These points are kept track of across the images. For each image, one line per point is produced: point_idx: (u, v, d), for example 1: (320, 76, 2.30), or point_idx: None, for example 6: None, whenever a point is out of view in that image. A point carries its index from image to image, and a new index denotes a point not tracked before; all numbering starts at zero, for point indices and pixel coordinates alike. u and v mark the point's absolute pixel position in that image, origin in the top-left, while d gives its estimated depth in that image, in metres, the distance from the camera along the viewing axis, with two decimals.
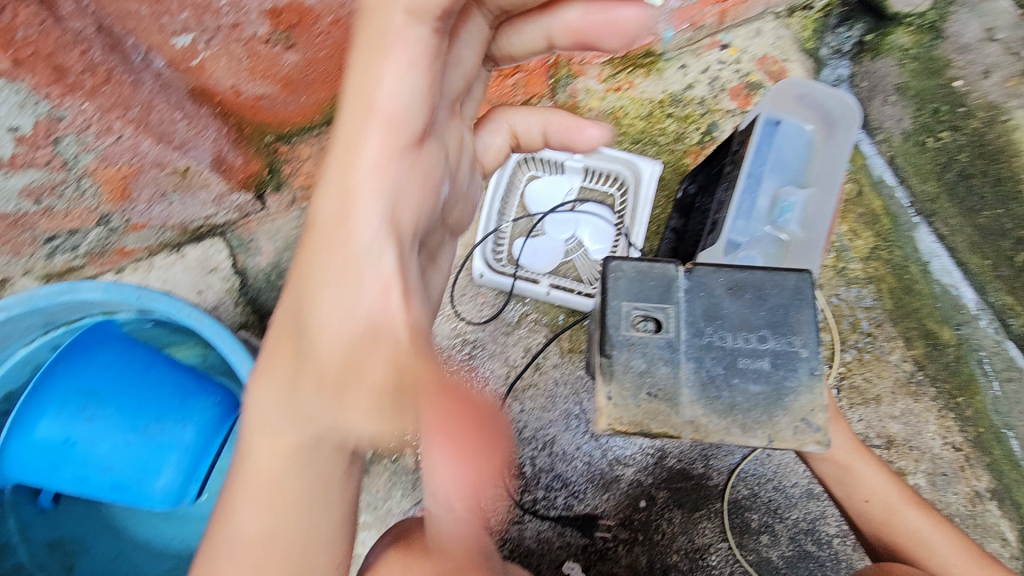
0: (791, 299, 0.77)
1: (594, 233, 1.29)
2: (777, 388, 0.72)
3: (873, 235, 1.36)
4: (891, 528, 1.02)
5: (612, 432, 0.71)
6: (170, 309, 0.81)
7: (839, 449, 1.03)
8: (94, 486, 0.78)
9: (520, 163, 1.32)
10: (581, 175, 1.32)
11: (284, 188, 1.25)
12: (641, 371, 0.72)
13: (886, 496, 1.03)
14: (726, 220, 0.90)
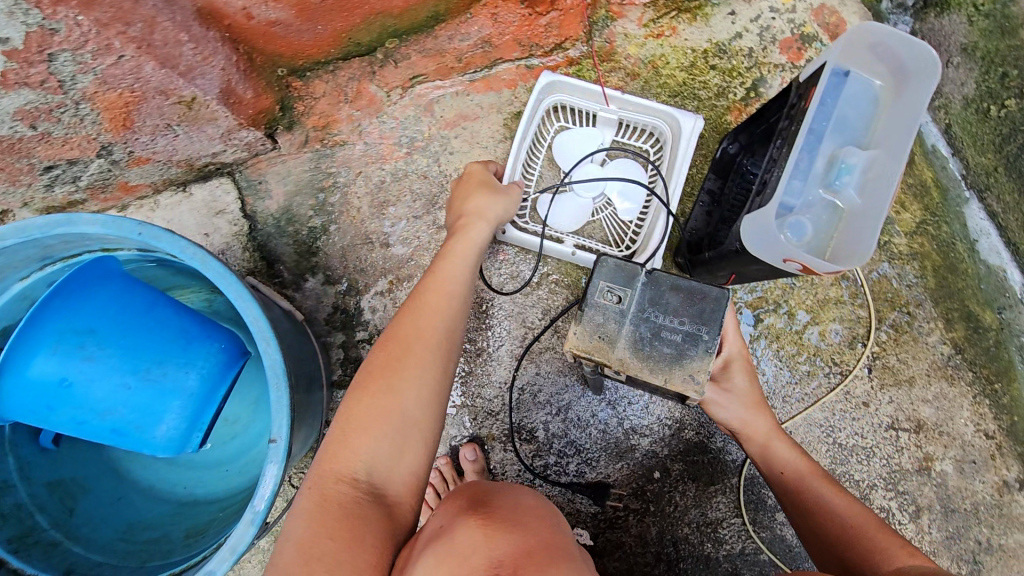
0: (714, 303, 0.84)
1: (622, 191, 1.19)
2: (680, 353, 0.83)
3: (920, 208, 1.26)
4: (807, 501, 0.94)
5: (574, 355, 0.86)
6: (174, 248, 0.75)
7: (746, 424, 1.01)
8: (92, 429, 0.74)
9: (549, 113, 1.23)
10: (613, 129, 1.23)
11: (297, 128, 1.21)
12: (597, 322, 0.85)
13: (797, 469, 0.97)
14: (782, 180, 0.83)
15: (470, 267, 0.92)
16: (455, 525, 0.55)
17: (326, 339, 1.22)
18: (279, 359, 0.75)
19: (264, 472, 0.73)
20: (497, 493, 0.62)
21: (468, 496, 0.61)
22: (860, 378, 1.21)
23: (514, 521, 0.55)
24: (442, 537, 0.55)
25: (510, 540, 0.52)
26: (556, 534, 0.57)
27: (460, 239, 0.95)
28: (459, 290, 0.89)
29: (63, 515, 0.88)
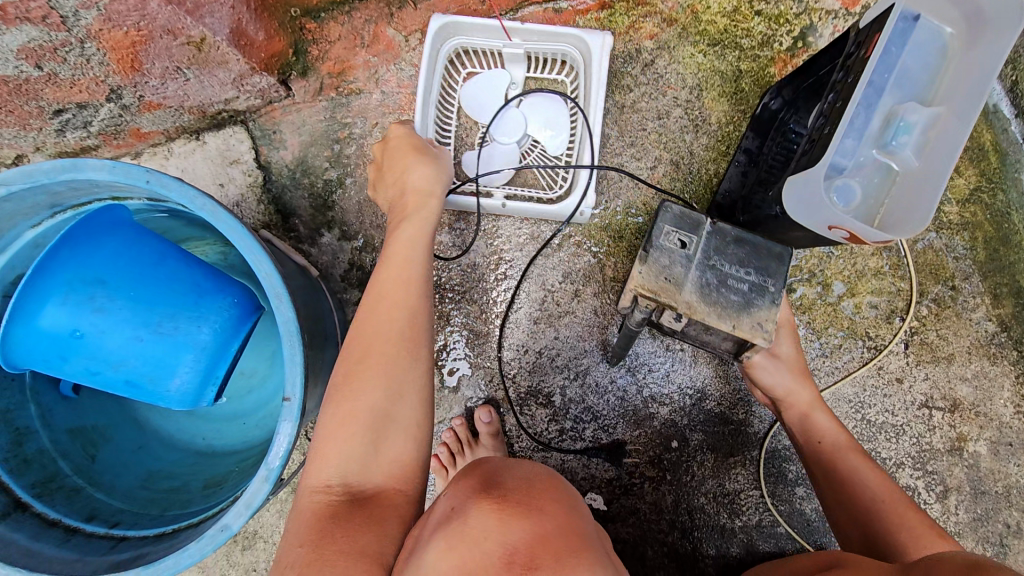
0: (778, 255, 0.83)
1: (550, 134, 1.13)
2: (747, 301, 0.80)
3: (975, 173, 1.18)
4: (839, 474, 0.90)
5: (637, 296, 0.80)
6: (183, 197, 0.71)
7: (789, 394, 0.97)
8: (107, 381, 0.73)
9: (456, 58, 1.17)
10: (522, 65, 1.17)
11: (312, 74, 1.17)
12: (663, 264, 0.80)
13: (834, 443, 0.93)
14: (835, 138, 0.76)
15: (420, 246, 0.86)
16: (467, 506, 0.53)
17: (342, 296, 1.20)
18: (292, 316, 0.72)
19: (279, 430, 0.72)
20: (507, 469, 0.59)
21: (480, 474, 0.59)
22: (895, 354, 1.15)
23: (527, 501, 0.53)
24: (454, 516, 0.53)
25: (524, 528, 0.50)
26: (574, 516, 0.54)
27: (409, 222, 0.88)
28: (419, 274, 0.83)
29: (85, 462, 0.89)
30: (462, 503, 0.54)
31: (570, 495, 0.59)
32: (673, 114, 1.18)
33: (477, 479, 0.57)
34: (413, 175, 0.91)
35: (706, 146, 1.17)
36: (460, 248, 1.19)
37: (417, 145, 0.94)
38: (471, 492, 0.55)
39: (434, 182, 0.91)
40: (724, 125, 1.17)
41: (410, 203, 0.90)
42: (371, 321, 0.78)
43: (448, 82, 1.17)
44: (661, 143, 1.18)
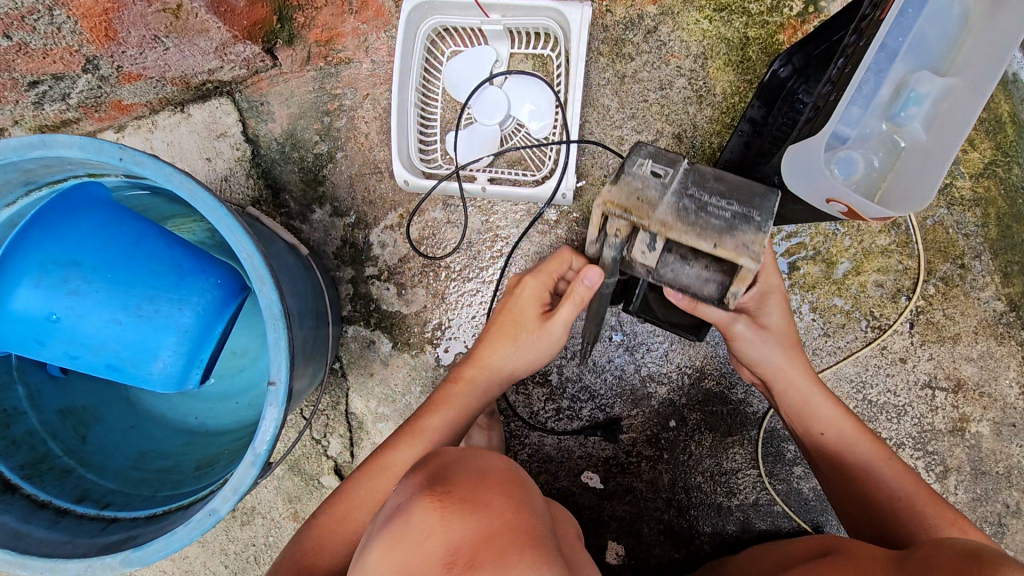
0: (760, 193, 0.76)
1: (534, 113, 1.08)
2: (731, 226, 0.73)
3: (991, 146, 1.13)
4: (851, 464, 0.89)
5: (604, 216, 0.74)
6: (159, 175, 0.68)
7: (779, 369, 0.94)
8: (89, 365, 0.71)
9: (438, 36, 1.12)
10: (507, 41, 1.11)
11: (298, 42, 1.11)
12: (636, 187, 0.75)
13: (841, 432, 0.91)
14: (841, 105, 0.71)
15: (549, 339, 0.91)
16: (411, 505, 0.47)
17: (335, 274, 1.17)
18: (274, 300, 0.70)
19: (264, 415, 0.71)
20: (459, 462, 0.53)
21: (431, 470, 0.52)
22: (899, 333, 1.13)
23: (476, 497, 0.46)
24: (399, 514, 0.47)
25: (468, 525, 0.43)
26: (526, 510, 0.47)
27: (514, 304, 0.93)
28: (524, 366, 0.94)
29: (75, 443, 0.88)
30: (408, 500, 0.48)
31: (526, 487, 0.51)
32: (676, 84, 1.13)
33: (426, 476, 0.51)
34: (524, 301, 0.92)
35: (710, 118, 1.12)
36: (454, 224, 1.16)
37: (537, 283, 0.91)
38: (417, 491, 0.49)
39: (535, 284, 0.91)
40: (730, 96, 1.12)
41: (522, 313, 0.92)
42: (461, 392, 0.93)
43: (428, 55, 1.12)
44: (663, 115, 1.13)
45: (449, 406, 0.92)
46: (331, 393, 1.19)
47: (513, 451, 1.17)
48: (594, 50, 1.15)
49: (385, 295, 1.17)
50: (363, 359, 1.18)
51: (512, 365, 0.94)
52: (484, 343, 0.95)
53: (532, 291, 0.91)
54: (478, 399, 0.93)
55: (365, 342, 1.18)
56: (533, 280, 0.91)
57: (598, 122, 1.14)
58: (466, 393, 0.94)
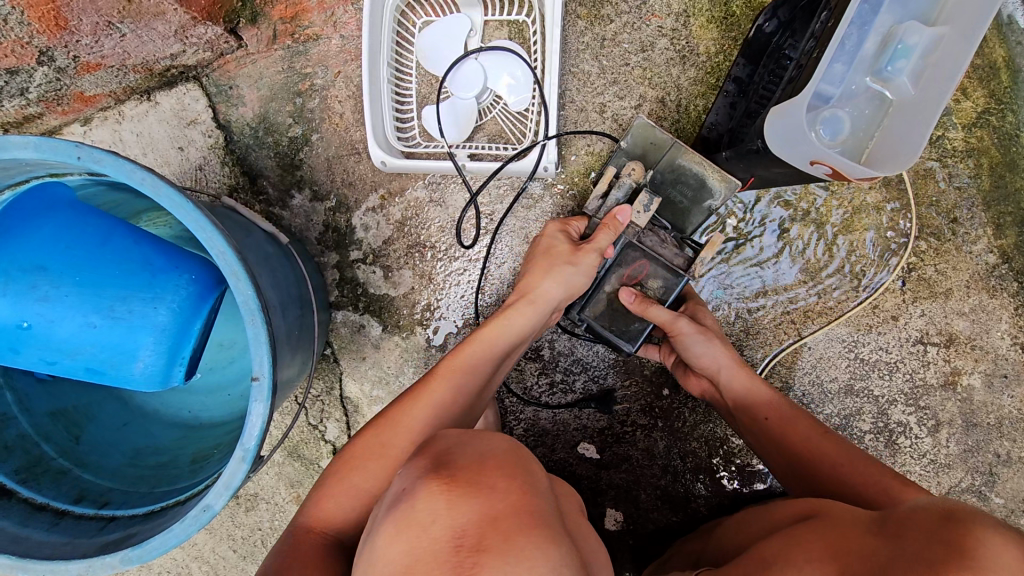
0: (695, 210, 0.99)
1: (511, 86, 1.05)
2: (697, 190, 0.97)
3: (984, 94, 1.10)
4: (797, 445, 0.89)
5: (645, 122, 0.97)
6: (120, 172, 0.66)
7: (721, 365, 0.98)
8: (66, 370, 0.70)
9: (410, 7, 1.07)
10: (482, 8, 1.07)
11: (262, 21, 1.08)
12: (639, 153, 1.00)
13: (782, 414, 0.92)
14: (823, 63, 0.69)
15: (579, 270, 0.95)
16: (415, 487, 0.43)
17: (319, 260, 1.16)
18: (251, 295, 0.69)
19: (251, 411, 0.70)
20: (464, 443, 0.48)
21: (433, 452, 0.48)
22: (890, 291, 1.12)
23: (481, 479, 0.42)
24: (401, 498, 0.44)
25: (473, 508, 0.40)
26: (531, 491, 0.44)
27: (545, 249, 1.00)
28: (558, 293, 0.96)
29: (69, 444, 0.88)
30: (411, 483, 0.44)
31: (529, 464, 0.48)
32: (658, 45, 1.09)
33: (428, 458, 0.47)
34: (558, 237, 1.00)
35: (694, 79, 1.09)
36: (437, 203, 1.14)
37: (572, 227, 1.02)
38: (418, 473, 0.45)
39: (567, 227, 1.02)
40: (714, 55, 1.08)
41: (556, 245, 0.99)
42: (502, 325, 0.94)
43: (398, 27, 1.08)
44: (646, 78, 1.10)
45: (480, 340, 0.92)
46: (324, 379, 1.19)
47: (508, 426, 1.18)
48: (571, 13, 1.10)
49: (372, 279, 1.16)
50: (354, 343, 1.17)
51: (547, 291, 0.95)
52: (527, 275, 0.99)
53: (565, 232, 1.02)
54: (499, 346, 0.92)
55: (356, 327, 1.17)
56: (565, 224, 1.03)
57: (579, 89, 1.11)
58: (500, 329, 0.93)
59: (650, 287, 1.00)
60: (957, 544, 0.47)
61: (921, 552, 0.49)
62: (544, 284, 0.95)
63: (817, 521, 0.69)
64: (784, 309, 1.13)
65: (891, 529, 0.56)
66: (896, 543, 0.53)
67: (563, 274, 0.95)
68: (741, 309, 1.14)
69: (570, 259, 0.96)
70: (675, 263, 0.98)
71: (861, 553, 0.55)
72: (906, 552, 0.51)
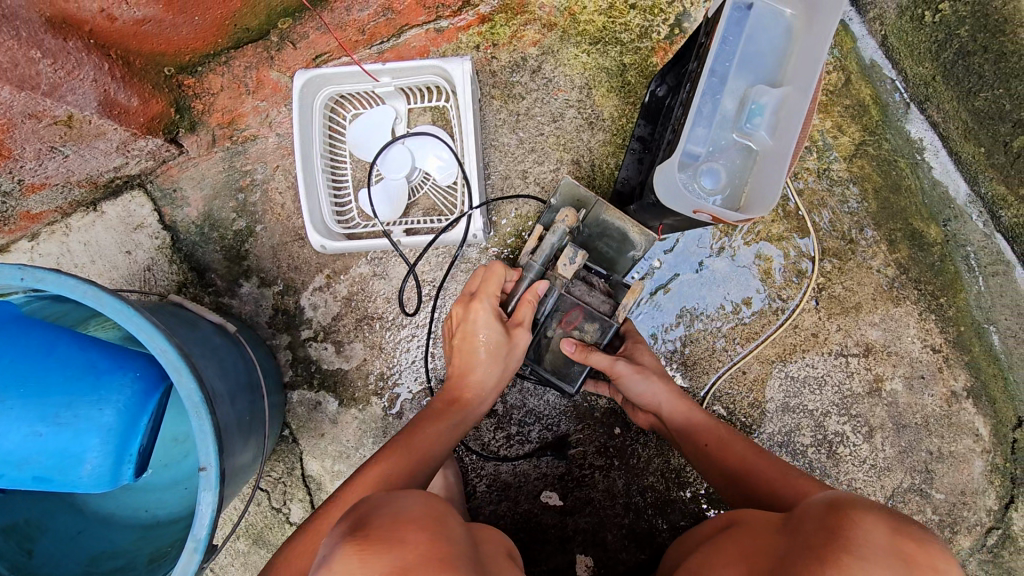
0: (619, 256, 1.09)
1: (437, 164, 1.14)
2: (620, 240, 1.07)
3: (858, 129, 1.25)
4: (734, 465, 0.94)
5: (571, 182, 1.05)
6: (62, 288, 0.71)
7: (661, 399, 1.05)
8: (13, 481, 0.73)
9: (339, 103, 1.17)
10: (404, 97, 1.17)
11: (201, 128, 1.16)
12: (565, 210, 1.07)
13: (719, 438, 0.98)
14: (686, 129, 0.80)
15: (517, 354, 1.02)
16: (334, 551, 0.47)
17: (271, 343, 1.20)
18: (194, 388, 0.73)
19: (200, 500, 0.73)
20: (382, 503, 0.53)
21: (355, 515, 0.52)
22: (807, 311, 1.22)
23: (395, 535, 0.47)
24: (322, 563, 0.47)
25: (385, 563, 0.44)
26: (442, 539, 0.48)
27: (476, 320, 1.01)
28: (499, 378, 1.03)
29: (22, 559, 0.87)
30: (332, 547, 0.48)
31: (443, 518, 0.52)
32: (567, 115, 1.21)
33: (350, 520, 0.51)
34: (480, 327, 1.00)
35: (603, 141, 1.21)
36: (381, 277, 1.20)
37: (496, 287, 1.03)
38: (338, 537, 0.48)
39: (494, 290, 1.03)
40: (617, 118, 1.21)
41: (486, 322, 1.00)
42: (452, 423, 0.99)
43: (330, 122, 1.17)
44: (560, 145, 1.21)
45: (425, 432, 0.96)
46: (284, 460, 1.20)
47: (471, 484, 1.21)
48: (486, 95, 1.22)
49: (324, 355, 1.20)
50: (312, 421, 1.20)
51: (489, 378, 1.02)
52: (462, 355, 1.02)
53: (491, 297, 1.02)
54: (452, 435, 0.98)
55: (312, 404, 1.20)
56: (493, 280, 1.03)
57: (501, 160, 1.21)
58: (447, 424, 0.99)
59: (587, 331, 1.05)
60: (835, 528, 0.52)
61: (807, 538, 0.54)
62: (486, 375, 1.02)
63: (735, 528, 0.73)
64: (714, 338, 1.22)
65: (789, 525, 0.61)
66: (792, 536, 0.57)
67: (501, 361, 1.01)
68: (676, 343, 1.22)
69: (507, 348, 1.01)
70: (600, 308, 1.04)
71: (765, 552, 0.60)
72: (797, 542, 0.55)
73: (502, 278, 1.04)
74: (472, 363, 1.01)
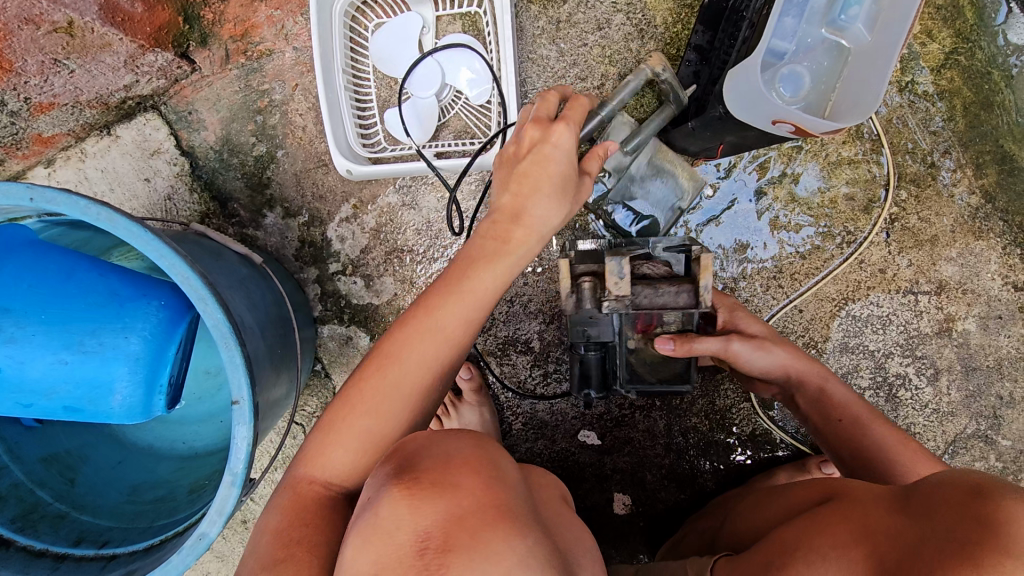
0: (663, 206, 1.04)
1: (471, 79, 1.04)
2: (662, 187, 1.03)
3: (951, 34, 1.08)
4: (869, 446, 0.84)
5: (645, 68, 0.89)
6: (73, 210, 0.65)
7: (786, 365, 0.94)
8: (44, 410, 0.70)
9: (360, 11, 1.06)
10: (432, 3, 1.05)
11: (212, 41, 1.06)
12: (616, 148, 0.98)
13: (857, 416, 0.88)
14: (771, 22, 0.69)
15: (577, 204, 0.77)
16: (379, 496, 0.42)
17: (299, 276, 1.15)
18: (221, 318, 0.68)
19: (235, 435, 0.70)
20: (429, 442, 0.48)
21: (400, 455, 0.47)
22: (875, 245, 1.11)
23: (446, 479, 0.42)
24: (367, 508, 0.43)
25: (438, 510, 0.40)
26: (498, 486, 0.44)
27: (534, 153, 0.74)
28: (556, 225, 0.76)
29: (64, 488, 0.87)
30: (377, 491, 0.43)
31: (494, 458, 0.47)
32: (614, 22, 1.08)
33: (394, 462, 0.46)
34: (560, 144, 0.74)
35: (654, 52, 1.07)
36: (411, 207, 1.13)
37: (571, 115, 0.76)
38: (384, 479, 0.44)
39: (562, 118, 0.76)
40: (672, 25, 1.07)
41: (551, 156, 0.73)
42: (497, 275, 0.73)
43: (351, 33, 1.06)
44: (605, 58, 1.08)
45: (466, 283, 0.72)
46: (318, 395, 1.18)
47: (506, 422, 1.18)
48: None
49: (354, 289, 1.15)
50: (344, 356, 1.17)
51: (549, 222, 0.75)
52: (512, 188, 0.75)
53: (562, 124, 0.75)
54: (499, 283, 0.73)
55: (343, 339, 1.16)
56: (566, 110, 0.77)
57: (539, 76, 1.09)
58: (493, 263, 0.73)
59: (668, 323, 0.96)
60: (993, 525, 0.45)
61: (947, 534, 0.48)
62: (544, 216, 0.74)
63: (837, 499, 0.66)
64: (770, 274, 1.12)
65: (914, 504, 0.54)
66: (924, 524, 0.51)
67: (563, 200, 0.75)
68: (726, 280, 1.13)
69: (573, 183, 0.75)
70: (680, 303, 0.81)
71: (891, 535, 0.53)
72: (936, 533, 0.49)
73: (577, 106, 0.78)
74: (524, 202, 0.74)
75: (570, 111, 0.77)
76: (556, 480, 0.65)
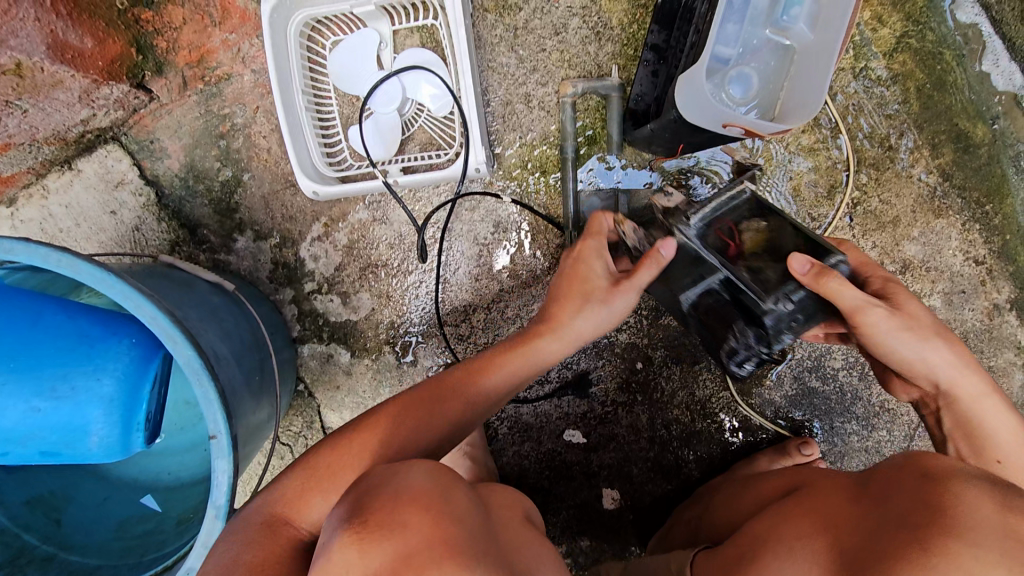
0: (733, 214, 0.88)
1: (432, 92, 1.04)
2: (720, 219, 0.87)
3: (900, 18, 1.10)
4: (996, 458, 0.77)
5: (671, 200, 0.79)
6: (34, 258, 0.65)
7: (943, 367, 0.75)
8: (22, 456, 0.70)
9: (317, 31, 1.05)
10: (388, 17, 1.05)
11: (169, 69, 1.06)
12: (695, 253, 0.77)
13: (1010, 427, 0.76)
14: (713, 29, 0.71)
15: (607, 319, 0.88)
16: (333, 538, 0.46)
17: (275, 298, 1.15)
18: (192, 355, 0.68)
19: (215, 469, 0.70)
20: (389, 476, 0.51)
21: (361, 490, 0.50)
22: (840, 230, 1.13)
23: (395, 516, 0.45)
24: (324, 552, 0.46)
25: (385, 550, 0.43)
26: (447, 519, 0.46)
27: (572, 271, 0.89)
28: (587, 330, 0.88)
29: (51, 529, 0.88)
30: (334, 532, 0.47)
31: (450, 492, 0.50)
32: (571, 26, 1.08)
33: (352, 500, 0.49)
34: (595, 264, 0.88)
35: (612, 53, 1.08)
36: (382, 222, 1.13)
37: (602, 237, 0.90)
38: (338, 522, 0.47)
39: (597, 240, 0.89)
40: (628, 26, 1.07)
41: (588, 275, 0.88)
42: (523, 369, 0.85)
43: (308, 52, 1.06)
44: (565, 62, 1.09)
45: (481, 371, 0.82)
46: (303, 415, 1.18)
47: (492, 427, 1.20)
48: (478, 8, 1.09)
49: (331, 307, 1.15)
50: (326, 374, 1.17)
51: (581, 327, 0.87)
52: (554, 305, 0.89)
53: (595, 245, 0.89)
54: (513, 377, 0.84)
55: (324, 357, 1.17)
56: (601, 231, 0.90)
57: (500, 83, 1.10)
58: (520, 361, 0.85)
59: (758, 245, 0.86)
60: (939, 503, 0.51)
61: (900, 521, 0.52)
62: (577, 323, 0.87)
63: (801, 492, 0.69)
64: None
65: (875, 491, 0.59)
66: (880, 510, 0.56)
67: (592, 305, 0.86)
68: None
69: (608, 293, 0.86)
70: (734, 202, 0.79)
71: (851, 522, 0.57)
72: (888, 518, 0.54)
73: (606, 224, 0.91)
74: (561, 310, 0.87)
75: (599, 235, 0.90)
76: (516, 496, 0.68)
